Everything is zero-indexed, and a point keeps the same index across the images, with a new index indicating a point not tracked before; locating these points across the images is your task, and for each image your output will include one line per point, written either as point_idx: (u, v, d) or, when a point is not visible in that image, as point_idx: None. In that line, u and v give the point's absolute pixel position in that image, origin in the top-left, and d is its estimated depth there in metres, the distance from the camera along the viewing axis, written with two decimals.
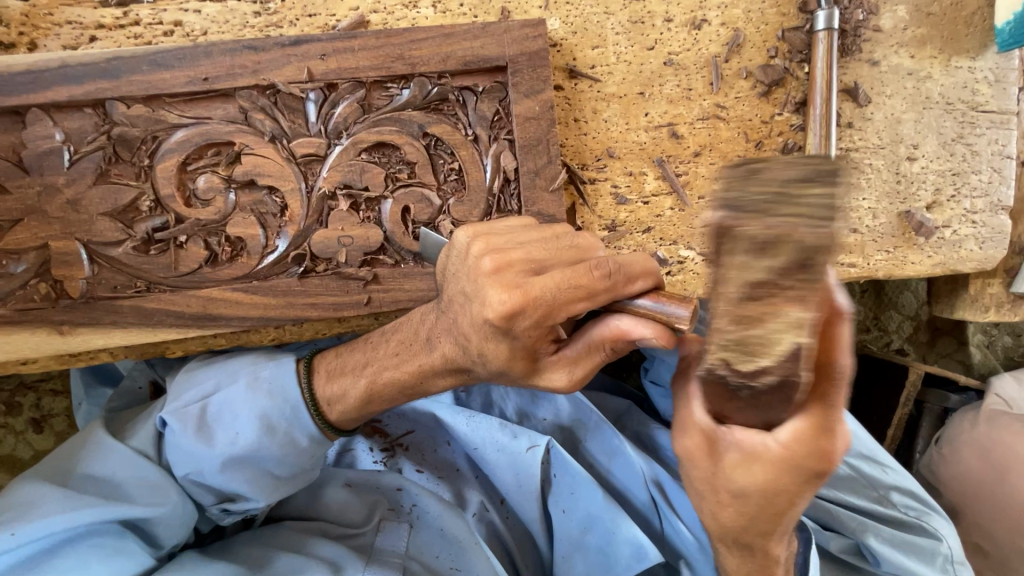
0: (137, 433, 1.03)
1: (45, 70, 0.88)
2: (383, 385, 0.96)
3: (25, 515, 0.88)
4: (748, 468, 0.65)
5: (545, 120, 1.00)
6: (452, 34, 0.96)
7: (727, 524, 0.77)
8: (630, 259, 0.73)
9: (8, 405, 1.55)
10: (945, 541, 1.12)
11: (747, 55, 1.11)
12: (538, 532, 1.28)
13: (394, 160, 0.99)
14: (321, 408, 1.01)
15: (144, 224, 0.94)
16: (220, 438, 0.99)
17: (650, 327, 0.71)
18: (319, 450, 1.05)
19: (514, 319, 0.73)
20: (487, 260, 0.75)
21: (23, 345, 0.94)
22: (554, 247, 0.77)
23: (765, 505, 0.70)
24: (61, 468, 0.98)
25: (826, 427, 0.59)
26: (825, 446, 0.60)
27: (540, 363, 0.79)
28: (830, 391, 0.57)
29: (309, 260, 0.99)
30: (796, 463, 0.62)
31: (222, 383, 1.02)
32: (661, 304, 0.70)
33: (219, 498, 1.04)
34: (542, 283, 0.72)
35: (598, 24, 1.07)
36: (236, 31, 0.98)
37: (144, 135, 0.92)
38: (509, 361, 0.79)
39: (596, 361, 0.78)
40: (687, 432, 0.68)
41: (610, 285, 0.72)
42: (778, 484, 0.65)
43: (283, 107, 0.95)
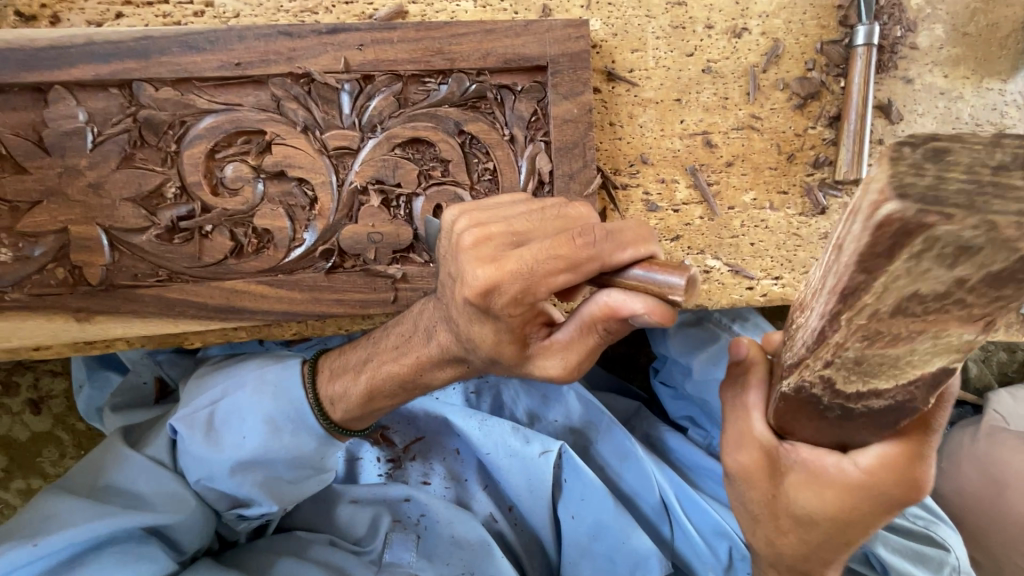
0: (154, 442, 1.02)
1: (70, 46, 0.84)
2: (383, 380, 0.93)
3: (46, 527, 0.88)
4: (816, 493, 0.66)
5: (583, 124, 0.98)
6: (495, 31, 0.94)
7: (784, 552, 0.78)
8: (620, 225, 0.66)
9: (5, 385, 1.51)
10: (952, 551, 1.15)
11: (785, 66, 1.10)
12: (547, 540, 1.29)
13: (428, 157, 0.97)
14: (325, 408, 0.99)
15: (168, 211, 0.91)
16: (228, 442, 0.98)
17: (641, 302, 0.64)
18: (328, 451, 1.04)
19: (491, 296, 0.68)
20: (467, 234, 0.70)
21: (37, 332, 0.91)
22: (539, 219, 0.70)
23: (831, 535, 0.71)
24: (85, 479, 0.97)
25: (915, 454, 0.61)
26: (910, 472, 0.62)
27: (531, 349, 0.75)
28: (930, 421, 0.60)
29: (337, 256, 0.97)
30: (876, 492, 0.64)
31: (230, 390, 1.01)
32: (653, 274, 0.63)
33: (233, 503, 1.03)
34: (519, 256, 0.66)
35: (638, 27, 1.05)
36: (269, 15, 0.94)
37: (172, 120, 0.89)
38: (496, 345, 0.74)
39: (591, 344, 0.72)
40: (746, 447, 0.70)
41: (594, 254, 0.64)
42: (852, 512, 0.67)
43: (317, 97, 0.92)
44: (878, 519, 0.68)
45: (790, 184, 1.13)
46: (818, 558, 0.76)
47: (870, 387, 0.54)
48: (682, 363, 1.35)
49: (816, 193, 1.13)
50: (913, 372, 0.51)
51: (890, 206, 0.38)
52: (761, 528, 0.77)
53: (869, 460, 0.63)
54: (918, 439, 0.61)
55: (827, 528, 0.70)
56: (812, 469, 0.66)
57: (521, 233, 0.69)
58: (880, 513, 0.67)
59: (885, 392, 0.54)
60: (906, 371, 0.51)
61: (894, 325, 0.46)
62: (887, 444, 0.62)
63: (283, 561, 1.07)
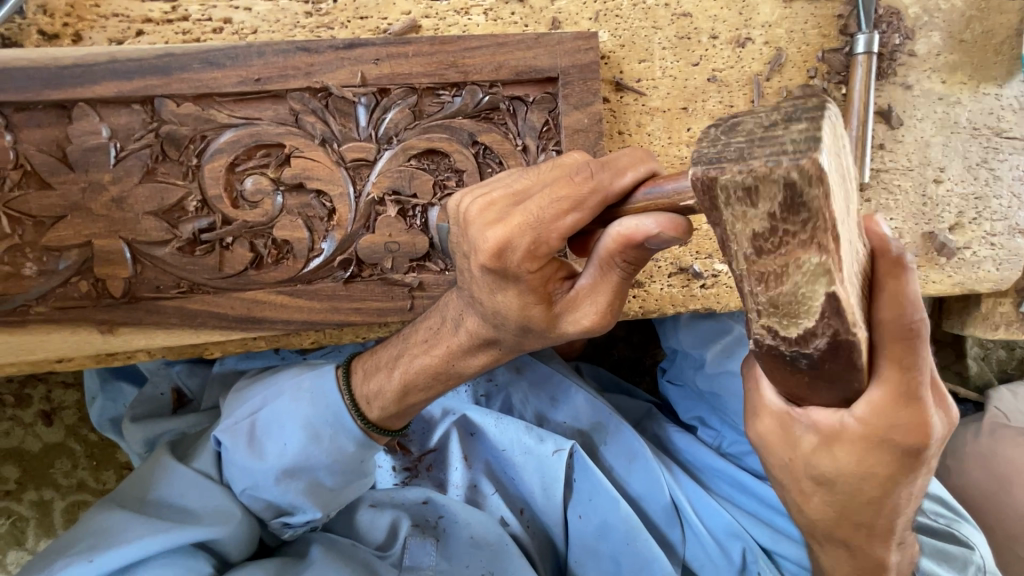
0: (200, 456, 1.06)
1: (93, 63, 0.86)
2: (414, 375, 0.96)
3: (102, 543, 0.91)
4: (829, 452, 0.62)
5: (593, 133, 1.00)
6: (506, 44, 0.96)
7: (816, 518, 0.74)
8: (613, 156, 0.68)
9: (17, 397, 1.53)
10: (977, 549, 1.16)
11: (788, 75, 1.13)
12: (558, 539, 1.31)
13: (443, 167, 0.99)
14: (360, 407, 1.01)
15: (190, 224, 0.93)
16: (270, 450, 1.01)
17: (652, 218, 0.63)
18: (366, 454, 1.05)
19: (504, 256, 0.70)
20: (472, 204, 0.72)
21: (63, 345, 0.93)
22: (537, 174, 0.72)
23: (854, 494, 0.67)
24: (135, 494, 1.00)
25: (909, 395, 0.54)
26: (912, 416, 0.56)
27: (558, 308, 0.76)
28: (903, 351, 0.52)
29: (355, 265, 0.99)
30: (882, 439, 0.58)
31: (268, 399, 1.04)
32: (662, 189, 0.63)
33: (277, 512, 1.05)
34: (524, 211, 0.68)
35: (645, 38, 1.07)
36: (286, 30, 0.96)
37: (193, 135, 0.91)
38: (522, 310, 0.76)
39: (615, 281, 0.72)
40: (760, 415, 0.66)
41: (595, 185, 0.67)
42: (869, 466, 0.62)
43: (334, 111, 0.94)
44: (900, 471, 0.62)
45: None
46: (854, 519, 0.72)
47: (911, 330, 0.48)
48: (694, 355, 1.38)
49: None
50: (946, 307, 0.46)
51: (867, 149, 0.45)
52: (790, 495, 0.73)
53: (864, 410, 0.56)
54: (907, 373, 0.53)
55: (848, 487, 0.66)
56: (821, 429, 0.61)
57: (525, 190, 0.70)
58: (900, 462, 0.61)
59: None
60: None
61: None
62: (877, 387, 0.55)
63: (315, 548, 1.11)
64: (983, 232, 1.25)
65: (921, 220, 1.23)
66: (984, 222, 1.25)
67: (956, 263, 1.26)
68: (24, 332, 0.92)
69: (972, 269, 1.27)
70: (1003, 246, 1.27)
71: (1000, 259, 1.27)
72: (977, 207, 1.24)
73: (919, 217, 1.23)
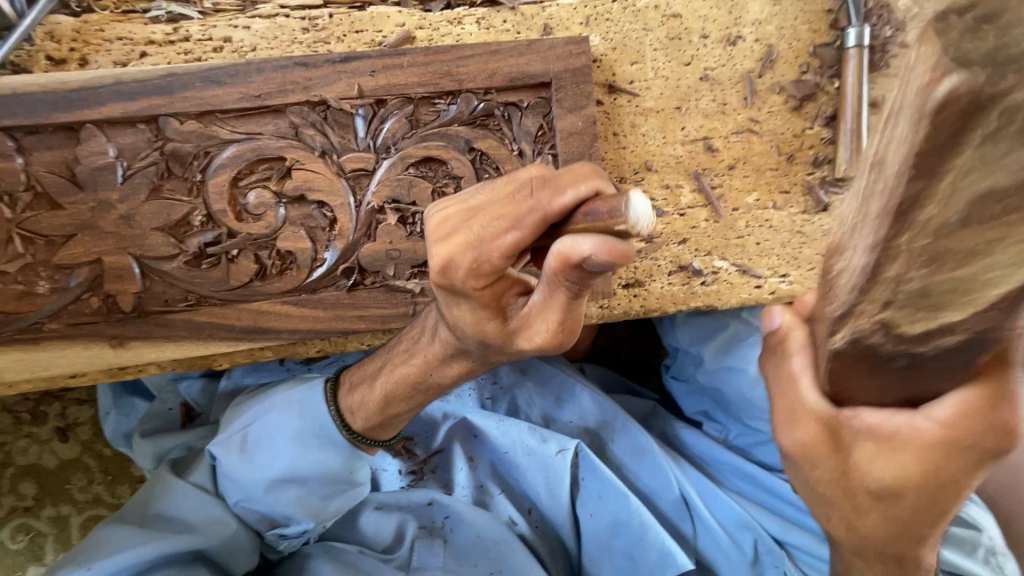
0: (196, 469, 1.07)
1: (98, 86, 0.89)
2: (395, 385, 0.96)
3: (101, 553, 0.94)
4: (891, 461, 0.58)
5: (587, 135, 1.02)
6: (499, 52, 0.98)
7: (868, 534, 0.70)
8: (562, 171, 0.64)
9: (34, 414, 1.56)
10: (985, 531, 1.16)
11: (780, 71, 1.14)
12: (569, 540, 1.31)
13: (440, 174, 1.01)
14: (345, 417, 1.03)
15: (195, 238, 0.95)
16: (260, 462, 1.03)
17: (587, 242, 0.58)
18: (355, 465, 1.07)
19: (450, 273, 0.72)
20: (434, 218, 0.75)
21: (77, 360, 0.95)
22: (495, 189, 0.71)
23: (913, 503, 0.63)
24: (136, 506, 1.03)
25: (1002, 399, 0.51)
26: (999, 420, 0.52)
27: (512, 322, 0.77)
28: (1002, 355, 0.49)
29: (358, 273, 1.01)
30: (956, 444, 0.55)
31: (259, 412, 1.05)
32: (596, 214, 0.58)
33: (271, 522, 1.07)
34: (469, 230, 0.70)
35: (636, 40, 1.09)
36: (284, 46, 0.98)
37: (196, 151, 0.93)
38: (478, 322, 0.79)
39: (564, 301, 0.70)
40: (799, 423, 0.61)
41: (534, 205, 0.64)
42: (933, 475, 0.58)
43: (333, 122, 0.96)
44: (968, 477, 0.59)
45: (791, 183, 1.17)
46: (912, 530, 0.68)
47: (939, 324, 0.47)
48: (693, 353, 1.38)
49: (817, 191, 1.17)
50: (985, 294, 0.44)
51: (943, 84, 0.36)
52: (839, 513, 0.69)
53: (944, 412, 0.53)
54: (995, 378, 0.50)
55: (912, 499, 0.62)
56: (878, 434, 0.56)
57: (476, 207, 0.72)
58: (973, 467, 0.57)
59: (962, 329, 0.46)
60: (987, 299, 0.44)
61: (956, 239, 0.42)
62: (959, 391, 0.52)
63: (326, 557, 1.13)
64: None
65: None
66: None
67: None
68: (41, 348, 0.94)
69: None
70: None
71: None
72: None
73: None
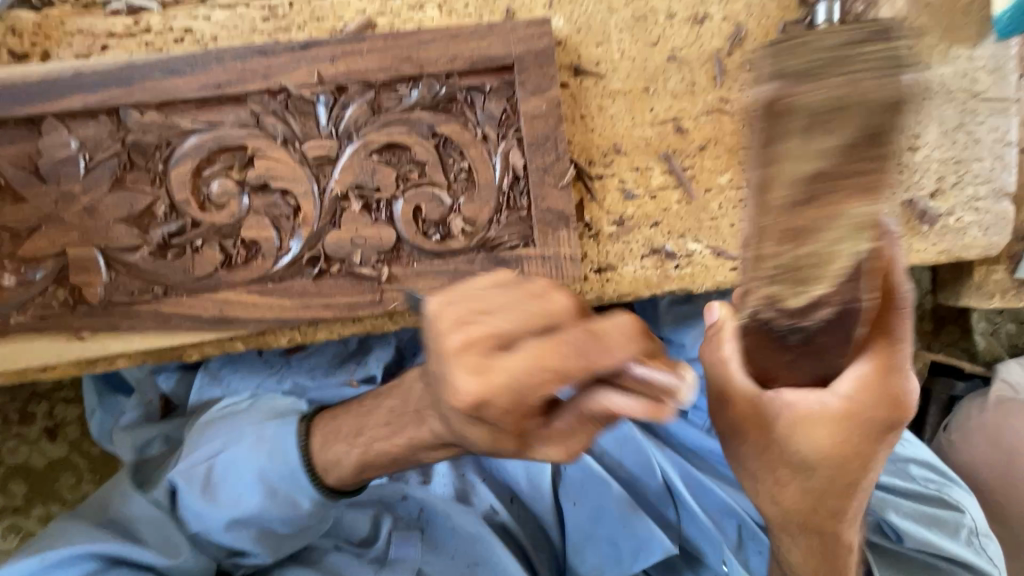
0: (156, 487, 1.08)
1: (59, 79, 0.90)
2: (374, 456, 0.95)
3: (55, 542, 0.98)
4: (807, 432, 0.74)
5: (552, 118, 1.02)
6: (460, 35, 0.98)
7: (790, 509, 0.85)
8: (607, 327, 0.63)
9: (21, 414, 1.57)
10: (968, 513, 1.15)
11: (750, 49, 1.12)
12: (551, 530, 1.29)
13: (404, 160, 1.00)
14: (319, 473, 1.01)
15: (159, 229, 0.95)
16: (224, 500, 1.03)
17: (636, 402, 0.64)
18: (322, 512, 1.06)
19: (483, 407, 0.62)
20: (454, 336, 0.62)
21: (44, 352, 0.96)
22: (519, 313, 0.64)
23: (827, 474, 0.80)
24: (99, 509, 1.06)
25: (888, 365, 0.71)
26: (887, 383, 0.72)
27: (530, 438, 0.73)
28: (885, 327, 0.69)
29: (323, 261, 1.00)
30: (857, 412, 0.73)
31: (229, 444, 1.06)
32: (651, 370, 0.62)
33: (228, 552, 1.08)
34: (510, 369, 0.61)
35: (601, 21, 1.08)
36: (245, 36, 0.99)
37: (158, 142, 0.94)
38: (494, 441, 0.73)
39: (590, 432, 0.73)
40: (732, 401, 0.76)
41: (586, 363, 0.61)
42: (838, 440, 0.76)
43: (294, 110, 0.96)
44: (873, 445, 0.78)
45: None
46: (827, 502, 0.84)
47: (809, 298, 0.59)
48: (675, 343, 1.36)
49: None
50: (832, 268, 0.58)
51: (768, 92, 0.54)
52: (765, 487, 0.84)
53: (848, 386, 0.71)
54: (892, 345, 0.70)
55: (825, 469, 0.79)
56: (797, 407, 0.72)
57: (486, 310, 0.64)
58: (869, 436, 0.77)
59: (830, 301, 0.59)
60: (829, 266, 0.58)
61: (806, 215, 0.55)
62: (867, 360, 0.70)
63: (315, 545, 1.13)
64: (966, 197, 1.23)
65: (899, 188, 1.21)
66: (966, 187, 1.22)
67: (940, 231, 1.24)
68: (9, 340, 0.95)
69: (957, 236, 1.24)
70: (988, 211, 1.24)
71: (986, 224, 1.24)
72: (958, 171, 1.22)
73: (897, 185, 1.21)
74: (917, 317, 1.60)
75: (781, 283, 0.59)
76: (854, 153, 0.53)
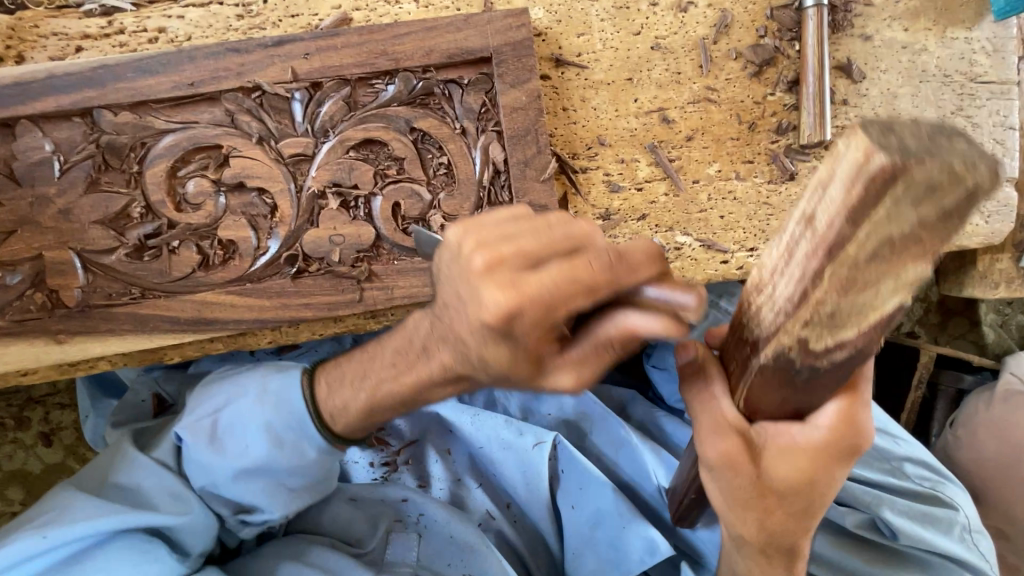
0: (160, 446, 1.06)
1: (31, 81, 0.89)
2: (383, 396, 0.89)
3: (56, 518, 0.92)
4: (788, 465, 0.69)
5: (532, 110, 0.99)
6: (435, 27, 0.96)
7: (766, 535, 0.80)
8: (633, 246, 0.61)
9: (17, 420, 1.57)
10: (961, 511, 1.12)
11: (736, 36, 1.09)
12: (549, 536, 1.27)
13: (382, 156, 0.99)
14: (325, 420, 0.99)
15: (136, 230, 0.94)
16: (232, 449, 1.01)
17: (662, 321, 0.59)
18: (329, 461, 1.05)
19: (513, 321, 0.57)
20: (476, 255, 0.58)
21: (22, 357, 0.95)
22: (547, 233, 0.60)
23: (802, 503, 0.75)
24: (98, 477, 1.02)
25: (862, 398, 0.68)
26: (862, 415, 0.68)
27: (544, 366, 0.63)
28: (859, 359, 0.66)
29: (302, 261, 0.99)
30: (834, 446, 0.68)
31: (233, 398, 1.04)
32: (667, 293, 0.59)
33: (236, 508, 1.06)
34: (541, 279, 0.57)
35: (582, 12, 1.06)
36: (219, 34, 0.98)
37: (133, 143, 0.93)
38: (511, 364, 0.62)
39: (606, 362, 0.64)
40: (722, 435, 0.68)
41: (613, 277, 0.59)
42: (818, 472, 0.71)
43: (269, 108, 0.95)
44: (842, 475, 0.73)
45: (754, 153, 1.12)
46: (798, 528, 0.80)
47: (838, 339, 0.52)
48: None
49: (782, 159, 1.12)
50: (874, 315, 0.50)
51: (878, 159, 0.39)
52: (744, 521, 0.78)
53: (828, 418, 0.67)
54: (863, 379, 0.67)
55: (801, 498, 0.74)
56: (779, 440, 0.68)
57: (506, 233, 0.61)
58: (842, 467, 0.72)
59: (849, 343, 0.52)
60: (868, 316, 0.50)
61: (868, 271, 0.46)
62: (838, 398, 0.66)
63: (313, 548, 1.10)
64: None
65: None
66: None
67: None
68: None
69: None
70: (990, 197, 1.19)
71: (989, 211, 1.20)
72: None
73: None
74: (923, 310, 1.56)
75: (813, 329, 0.51)
76: (938, 222, 0.43)
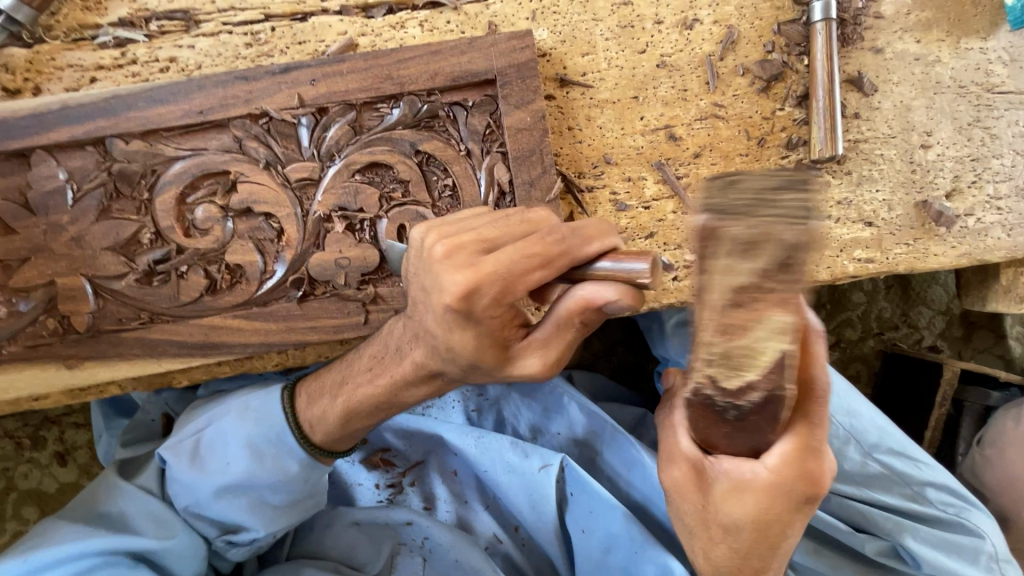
0: (144, 472, 1.06)
1: (46, 112, 0.91)
2: (358, 403, 0.93)
3: (41, 544, 0.94)
4: (738, 499, 0.65)
5: (537, 130, 0.99)
6: (440, 51, 0.96)
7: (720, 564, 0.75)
8: (584, 223, 0.69)
9: (33, 439, 1.59)
10: (988, 538, 1.06)
11: (743, 51, 1.08)
12: (558, 558, 1.24)
13: (387, 179, 0.99)
14: (305, 430, 1.01)
15: (144, 256, 0.95)
16: (213, 467, 1.01)
17: (612, 289, 0.66)
18: (312, 475, 1.05)
19: (472, 299, 0.67)
20: (438, 244, 0.69)
21: (34, 381, 0.96)
22: (506, 224, 0.71)
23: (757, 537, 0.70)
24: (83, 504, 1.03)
25: (810, 447, 0.62)
26: (813, 463, 0.63)
27: (511, 351, 0.74)
28: (806, 408, 0.61)
29: (307, 284, 0.99)
30: (785, 487, 0.63)
31: (215, 417, 1.04)
32: (620, 263, 0.65)
33: (222, 529, 1.05)
34: (496, 259, 0.66)
35: (586, 32, 1.06)
36: (228, 62, 0.99)
37: (143, 170, 0.94)
38: (478, 352, 0.72)
39: (568, 340, 0.72)
40: (677, 461, 0.67)
41: (565, 249, 0.67)
42: (769, 511, 0.66)
43: (276, 134, 0.96)
44: (795, 516, 0.68)
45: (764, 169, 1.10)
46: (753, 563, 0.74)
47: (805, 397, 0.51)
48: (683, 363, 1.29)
49: None
50: None
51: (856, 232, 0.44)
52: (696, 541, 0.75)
53: (775, 460, 0.61)
54: (811, 426, 0.62)
55: (752, 533, 0.69)
56: (733, 477, 0.63)
57: (466, 227, 0.72)
58: (796, 508, 0.67)
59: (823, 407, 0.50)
60: None
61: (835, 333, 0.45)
62: (788, 438, 0.61)
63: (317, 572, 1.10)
64: (986, 197, 1.14)
65: (912, 189, 1.13)
66: (986, 185, 1.14)
67: (960, 233, 1.14)
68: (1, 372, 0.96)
69: (979, 237, 1.14)
70: (1013, 209, 1.14)
71: (1011, 224, 1.14)
72: (976, 169, 1.13)
73: (910, 186, 1.13)
74: (945, 323, 1.52)
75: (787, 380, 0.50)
76: None
